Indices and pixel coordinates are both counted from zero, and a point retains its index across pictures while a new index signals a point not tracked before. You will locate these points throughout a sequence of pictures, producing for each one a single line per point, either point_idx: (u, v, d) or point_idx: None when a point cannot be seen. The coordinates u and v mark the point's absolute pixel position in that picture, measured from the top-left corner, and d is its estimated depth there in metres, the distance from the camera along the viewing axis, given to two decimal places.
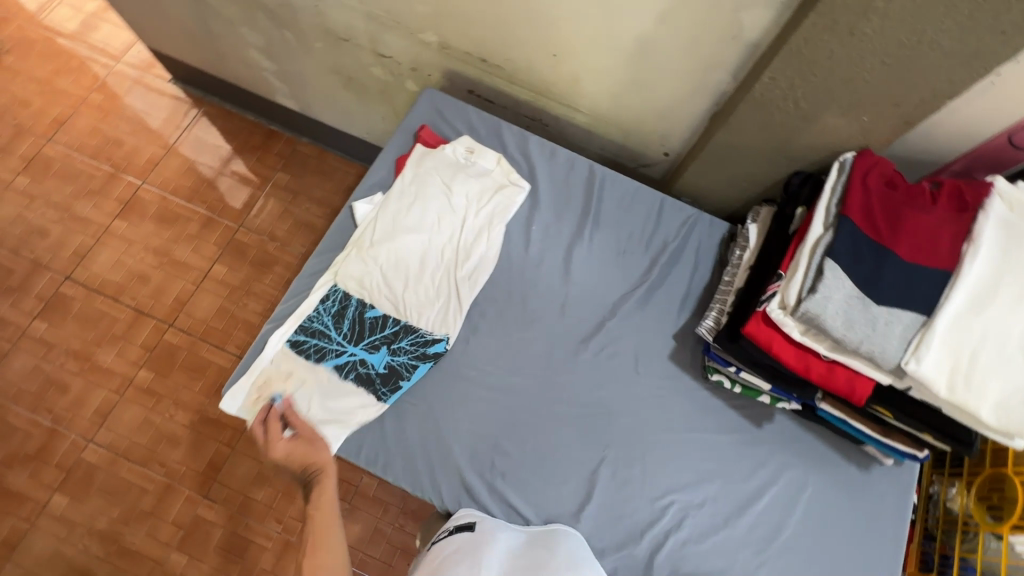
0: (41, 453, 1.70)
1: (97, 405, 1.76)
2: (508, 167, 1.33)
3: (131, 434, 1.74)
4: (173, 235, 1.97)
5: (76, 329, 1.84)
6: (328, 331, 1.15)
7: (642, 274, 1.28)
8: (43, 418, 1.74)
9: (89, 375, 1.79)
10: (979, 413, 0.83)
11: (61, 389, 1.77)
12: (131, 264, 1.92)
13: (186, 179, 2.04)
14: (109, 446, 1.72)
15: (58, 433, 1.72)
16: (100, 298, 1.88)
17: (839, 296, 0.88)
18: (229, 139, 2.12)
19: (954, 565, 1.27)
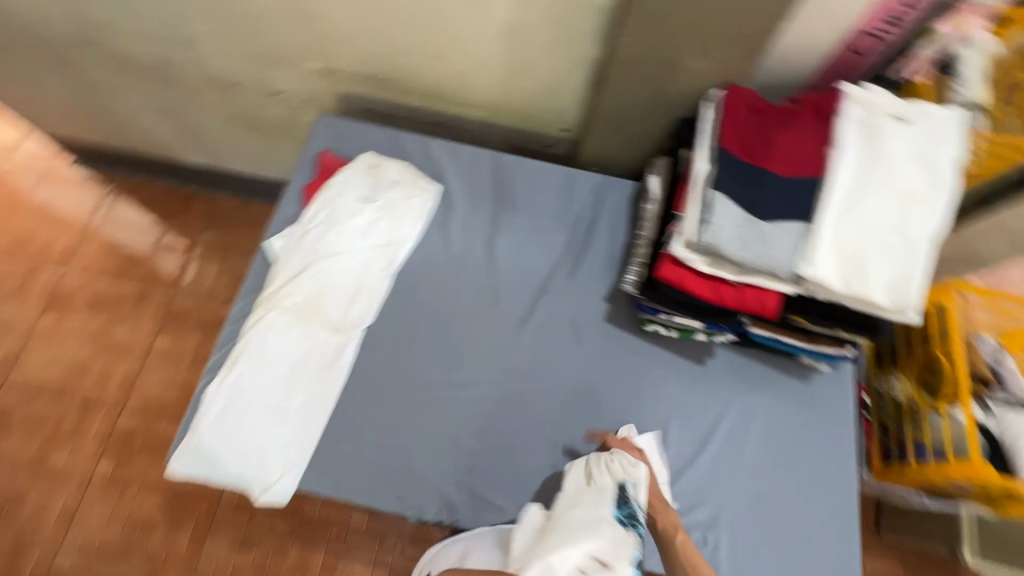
0: (10, 572, 1.61)
1: (60, 508, 1.68)
2: (415, 173, 1.35)
3: (102, 530, 1.66)
4: (107, 318, 1.90)
5: (22, 436, 1.75)
6: (264, 370, 1.14)
7: (565, 247, 1.32)
8: (6, 535, 1.65)
9: (46, 480, 1.71)
10: (872, 297, 0.91)
11: (19, 501, 1.68)
12: (68, 357, 1.85)
13: (108, 259, 1.97)
14: (82, 547, 1.64)
15: (25, 546, 1.64)
16: (41, 399, 1.80)
17: (729, 222, 0.94)
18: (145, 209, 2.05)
19: (908, 450, 1.35)
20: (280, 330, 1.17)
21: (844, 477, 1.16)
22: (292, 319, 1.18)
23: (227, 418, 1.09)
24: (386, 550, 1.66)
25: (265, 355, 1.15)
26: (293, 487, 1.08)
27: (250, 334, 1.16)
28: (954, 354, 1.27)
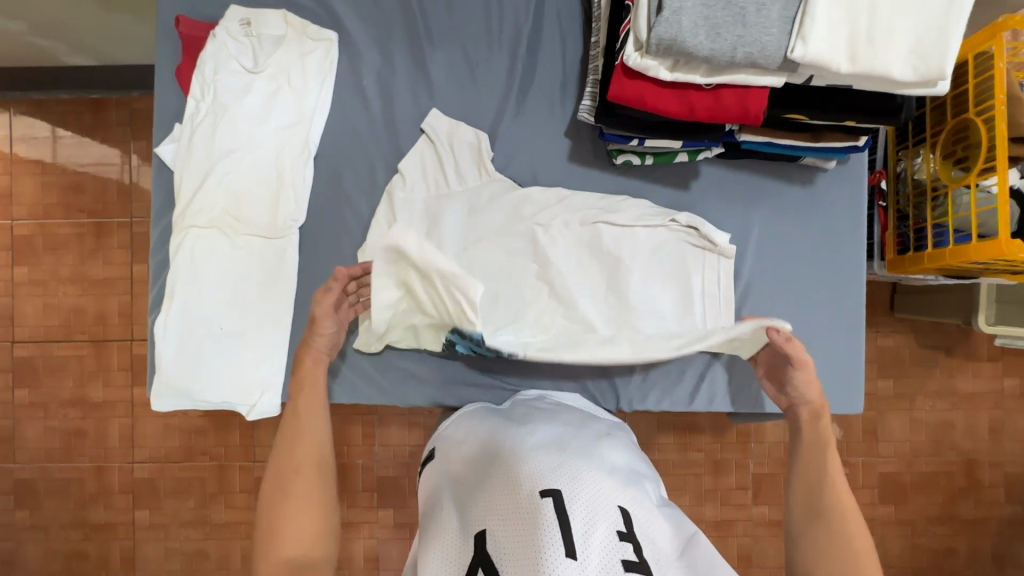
0: (102, 488, 1.75)
1: (119, 431, 1.75)
2: (301, 22, 1.05)
3: (163, 442, 1.75)
4: (76, 257, 1.72)
5: (54, 381, 1.74)
6: (207, 297, 1.04)
7: (507, 80, 1.07)
8: (83, 462, 1.75)
9: (94, 413, 1.75)
10: (891, 74, 0.68)
11: (82, 433, 1.75)
12: (60, 302, 1.73)
13: (50, 197, 1.72)
14: (152, 459, 1.75)
15: (104, 467, 1.75)
16: (55, 345, 1.74)
17: (693, 2, 0.69)
18: (67, 126, 1.71)
19: (928, 235, 1.21)
20: (207, 250, 1.04)
21: (849, 279, 1.06)
22: (216, 235, 1.04)
23: (188, 352, 1.04)
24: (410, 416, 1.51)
25: (201, 280, 1.04)
26: (278, 403, 1.06)
27: (176, 262, 1.03)
28: (995, 114, 1.04)
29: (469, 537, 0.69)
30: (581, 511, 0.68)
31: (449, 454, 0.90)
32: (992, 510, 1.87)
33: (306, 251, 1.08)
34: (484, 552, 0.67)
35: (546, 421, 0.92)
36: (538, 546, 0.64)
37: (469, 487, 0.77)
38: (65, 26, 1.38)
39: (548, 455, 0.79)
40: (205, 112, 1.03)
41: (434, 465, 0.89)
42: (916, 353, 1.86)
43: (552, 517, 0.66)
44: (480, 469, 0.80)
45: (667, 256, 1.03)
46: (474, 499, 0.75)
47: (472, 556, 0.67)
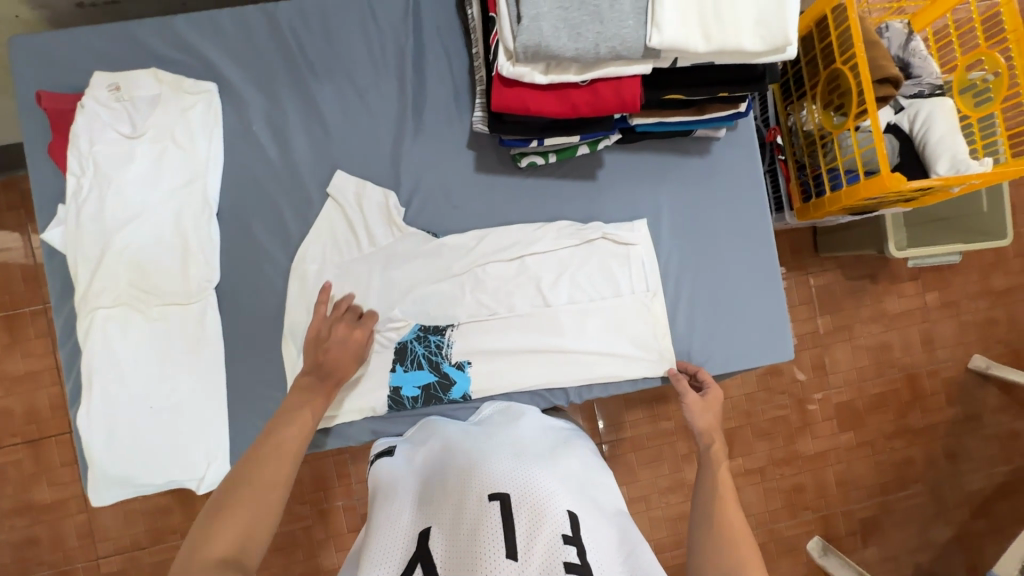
0: None
1: (75, 530, 1.64)
2: (175, 77, 1.01)
3: (125, 530, 1.66)
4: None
5: None
6: (129, 378, 0.99)
7: (399, 101, 1.06)
8: (41, 571, 1.63)
9: (42, 517, 1.63)
10: (742, 48, 0.72)
11: (33, 542, 1.63)
12: None
13: None
14: (116, 551, 1.65)
15: (65, 571, 1.64)
16: None
17: (548, 7, 0.70)
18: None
19: (825, 180, 1.29)
20: (120, 328, 0.99)
21: (760, 234, 1.12)
22: (126, 312, 0.99)
23: (119, 439, 0.99)
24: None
25: (119, 362, 0.99)
26: (229, 469, 1.03)
27: (88, 348, 0.98)
28: (857, 61, 1.11)
29: (418, 537, 0.72)
30: (527, 517, 0.69)
31: (411, 459, 0.91)
32: (937, 416, 2.02)
33: (226, 310, 1.04)
34: (428, 551, 0.70)
35: (509, 428, 0.93)
36: (478, 549, 0.65)
37: (426, 490, 0.80)
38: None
39: (505, 457, 0.80)
40: (88, 187, 0.98)
41: (392, 466, 0.90)
42: (845, 286, 1.98)
43: (497, 520, 0.68)
44: (439, 472, 0.81)
45: (591, 256, 1.07)
46: (429, 502, 0.77)
47: (416, 552, 0.70)
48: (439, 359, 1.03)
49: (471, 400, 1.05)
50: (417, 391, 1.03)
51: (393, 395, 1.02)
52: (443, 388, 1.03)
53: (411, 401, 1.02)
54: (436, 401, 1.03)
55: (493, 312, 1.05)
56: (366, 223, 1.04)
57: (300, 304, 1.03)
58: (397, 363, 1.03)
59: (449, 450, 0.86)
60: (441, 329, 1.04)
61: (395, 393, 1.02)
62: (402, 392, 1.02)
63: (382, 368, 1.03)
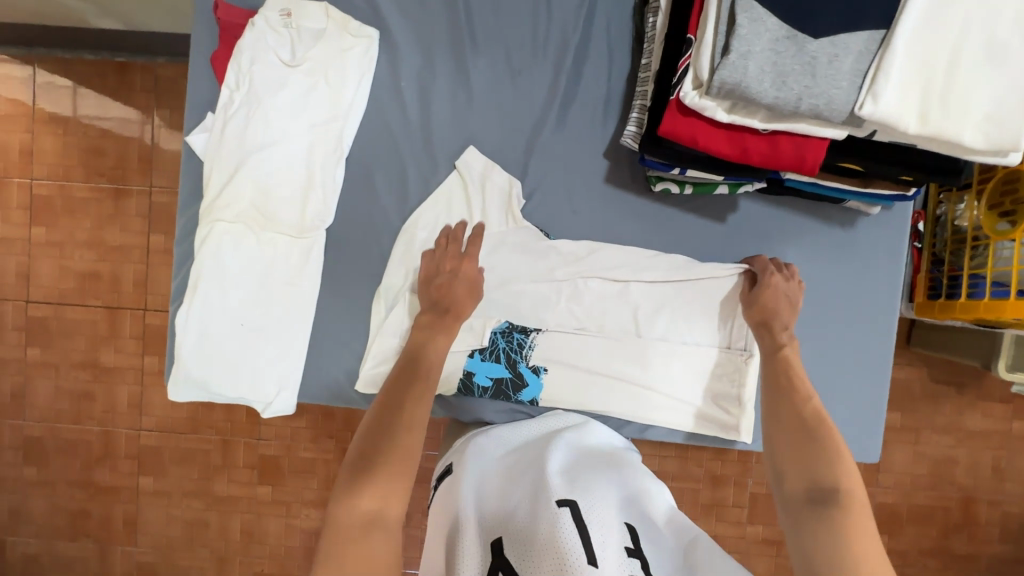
0: (108, 452, 1.78)
1: (128, 398, 1.77)
2: (343, 16, 1.02)
3: (170, 412, 1.77)
4: (93, 222, 1.72)
5: (67, 344, 1.75)
6: (229, 292, 1.03)
7: (548, 92, 1.03)
8: (92, 424, 1.78)
9: (105, 378, 1.76)
10: (961, 141, 0.65)
11: (92, 397, 1.77)
12: (76, 266, 1.73)
13: (71, 158, 1.70)
14: (158, 427, 1.77)
15: (111, 431, 1.78)
16: (68, 308, 1.74)
17: (762, 47, 0.65)
18: (91, 87, 1.68)
19: (962, 284, 1.18)
20: (232, 244, 1.03)
21: (879, 325, 1.05)
22: (241, 230, 1.03)
23: (207, 345, 1.03)
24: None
25: (224, 275, 1.03)
26: (294, 401, 1.07)
27: (201, 254, 1.02)
28: None
29: (491, 548, 0.69)
30: (596, 526, 0.69)
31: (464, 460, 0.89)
32: (984, 548, 1.88)
33: (331, 252, 1.06)
34: (504, 561, 0.67)
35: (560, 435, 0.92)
36: (557, 555, 0.64)
37: (485, 497, 0.78)
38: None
39: (566, 470, 0.80)
40: (238, 103, 1.01)
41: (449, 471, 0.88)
42: (927, 388, 1.85)
43: (570, 526, 0.67)
44: (497, 484, 0.81)
45: (696, 299, 1.03)
46: (492, 510, 0.75)
47: (492, 565, 0.67)
48: (517, 356, 1.03)
49: (535, 406, 1.04)
50: (488, 383, 1.03)
51: (465, 379, 1.03)
52: (514, 386, 1.03)
53: (480, 391, 1.03)
54: (503, 397, 1.03)
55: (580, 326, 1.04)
56: (484, 205, 1.03)
57: (401, 267, 1.04)
58: (476, 350, 1.02)
59: (505, 466, 0.85)
60: (527, 329, 1.03)
61: (467, 379, 1.03)
62: (473, 380, 1.03)
63: (460, 351, 1.03)
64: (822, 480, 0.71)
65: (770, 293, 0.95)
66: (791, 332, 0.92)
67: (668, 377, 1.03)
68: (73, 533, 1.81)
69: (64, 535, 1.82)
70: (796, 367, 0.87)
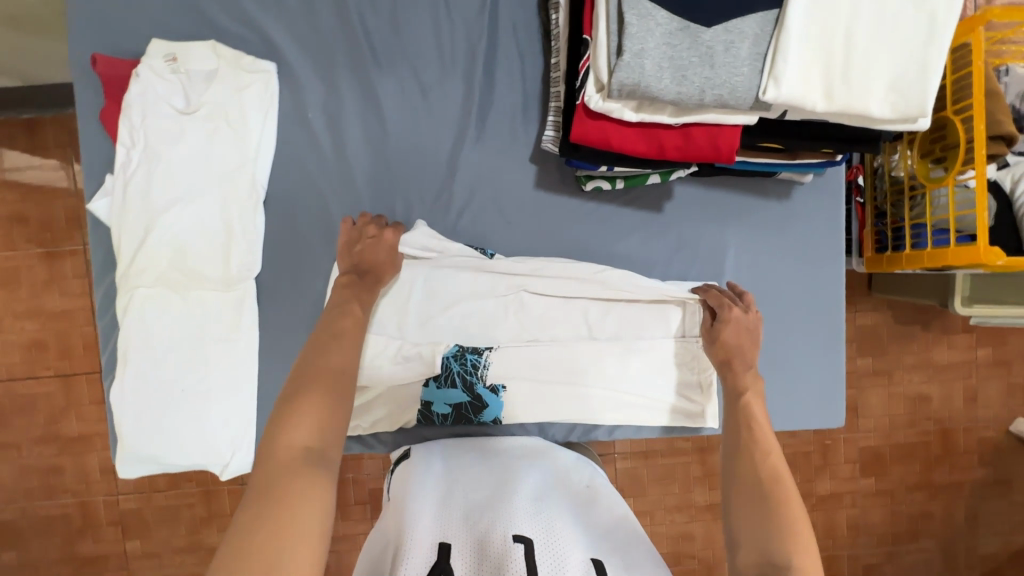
0: (88, 523, 1.72)
1: (99, 465, 1.71)
2: (234, 52, 0.96)
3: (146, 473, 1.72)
4: (29, 291, 1.63)
5: (24, 421, 1.68)
6: (163, 359, 0.98)
7: (464, 104, 0.99)
8: (66, 498, 1.71)
9: (71, 449, 1.70)
10: (868, 113, 0.63)
11: (60, 470, 1.70)
12: (18, 340, 1.65)
13: None
14: (137, 490, 1.72)
15: (88, 501, 1.72)
16: (18, 384, 1.66)
17: (655, 43, 0.62)
18: (4, 146, 1.59)
19: (906, 235, 1.19)
20: (157, 308, 0.98)
21: (828, 291, 1.05)
22: (165, 293, 0.97)
23: (149, 417, 0.98)
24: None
25: (154, 342, 0.98)
26: (252, 458, 1.03)
27: (125, 325, 0.96)
28: (973, 114, 1.00)
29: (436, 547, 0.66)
30: (551, 555, 0.65)
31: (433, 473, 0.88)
32: (966, 474, 1.94)
33: (265, 300, 1.02)
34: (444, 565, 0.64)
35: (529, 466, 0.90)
36: None
37: (446, 505, 0.77)
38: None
39: (534, 499, 0.77)
40: (137, 161, 0.94)
41: (413, 479, 0.86)
42: (894, 330, 1.88)
43: (523, 556, 0.64)
44: (461, 496, 0.79)
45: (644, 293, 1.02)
46: (450, 518, 0.73)
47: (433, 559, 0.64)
48: (472, 378, 1.00)
49: (500, 425, 1.02)
50: (448, 409, 1.00)
51: (423, 410, 1.00)
52: (475, 409, 1.00)
53: (441, 417, 1.01)
54: (465, 421, 1.01)
55: (533, 337, 1.01)
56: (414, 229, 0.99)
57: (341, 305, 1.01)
58: (431, 378, 0.99)
59: (470, 480, 0.84)
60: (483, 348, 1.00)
61: (426, 409, 1.00)
62: (432, 408, 1.00)
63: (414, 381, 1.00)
64: (775, 554, 0.65)
65: (733, 330, 0.91)
66: (753, 372, 0.88)
67: (630, 376, 1.02)
68: None
69: None
70: (758, 415, 0.82)
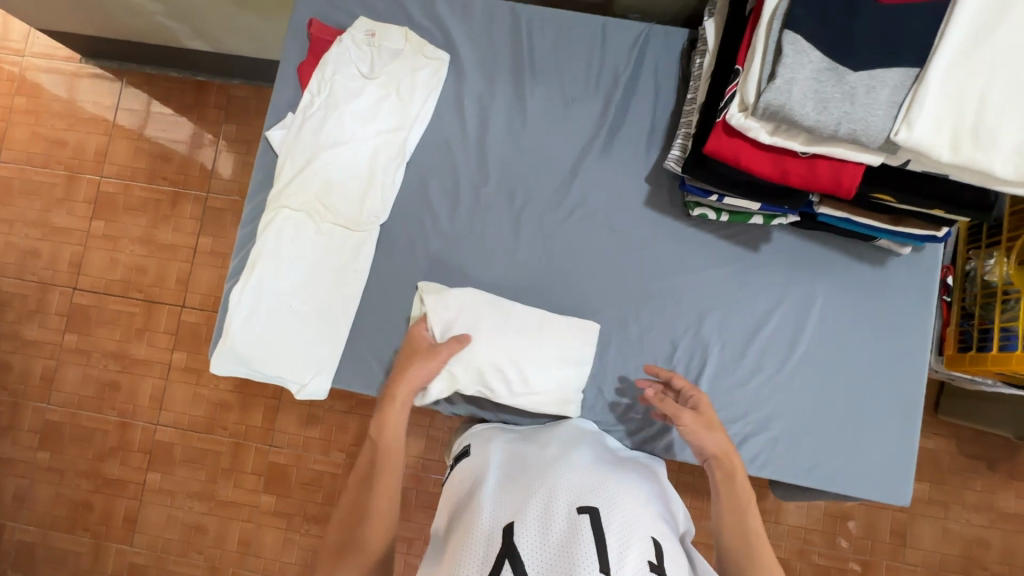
0: (121, 444, 1.76)
1: (150, 392, 1.76)
2: (420, 41, 1.14)
3: (189, 410, 1.75)
4: (150, 220, 1.80)
5: (102, 332, 1.78)
6: (284, 275, 1.09)
7: (597, 120, 1.13)
8: (110, 414, 1.76)
9: (132, 369, 1.77)
10: (991, 170, 0.70)
11: (115, 387, 1.77)
12: (125, 260, 1.80)
13: (140, 161, 1.82)
14: (175, 424, 1.75)
15: (128, 424, 1.76)
16: (111, 299, 1.79)
17: (805, 74, 0.72)
18: (163, 103, 1.83)
19: (993, 337, 1.18)
20: (293, 229, 1.10)
21: (911, 365, 1.06)
22: (303, 218, 1.10)
23: (255, 323, 1.08)
24: (436, 427, 1.55)
25: (280, 257, 1.09)
26: (328, 386, 1.09)
27: (263, 237, 1.09)
28: None
29: (503, 531, 0.71)
30: (614, 535, 0.69)
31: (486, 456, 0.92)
32: None
33: (381, 247, 1.12)
34: (514, 550, 0.68)
35: (579, 447, 0.92)
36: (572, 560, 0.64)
37: (503, 491, 0.79)
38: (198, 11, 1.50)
39: (586, 473, 0.81)
40: (317, 106, 1.12)
41: (469, 463, 0.91)
42: (958, 462, 1.64)
43: (589, 530, 0.68)
44: (516, 479, 0.82)
45: (723, 326, 1.08)
46: (508, 499, 0.77)
47: (502, 550, 0.68)
48: None
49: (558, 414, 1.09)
50: None
51: None
52: None
53: None
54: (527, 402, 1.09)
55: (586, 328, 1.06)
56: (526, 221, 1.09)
57: (448, 265, 1.12)
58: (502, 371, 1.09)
59: (523, 464, 0.86)
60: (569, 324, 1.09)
61: None
62: None
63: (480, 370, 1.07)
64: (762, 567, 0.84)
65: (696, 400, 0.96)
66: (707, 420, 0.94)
67: None
68: (72, 526, 1.75)
69: (60, 527, 1.75)
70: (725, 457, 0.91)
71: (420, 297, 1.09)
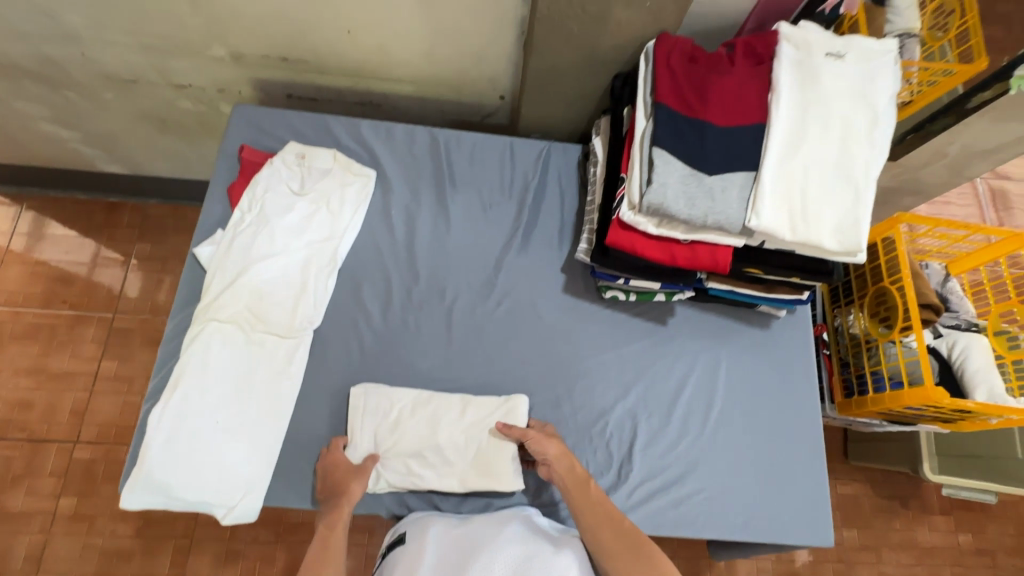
0: None
1: (25, 551, 1.50)
2: (347, 160, 1.25)
3: (75, 567, 1.50)
4: (42, 349, 1.65)
5: None
6: (210, 390, 1.05)
7: (513, 221, 1.27)
8: None
9: (3, 525, 1.51)
10: (822, 243, 0.90)
11: None
12: (8, 395, 1.61)
13: (35, 286, 1.71)
14: None
15: None
16: None
17: (674, 180, 0.90)
18: (67, 226, 1.77)
19: (868, 381, 1.38)
20: (221, 341, 1.08)
21: (807, 412, 1.20)
22: (232, 330, 1.09)
23: (175, 444, 1.01)
24: (377, 543, 1.45)
25: (206, 372, 1.06)
26: (257, 506, 1.03)
27: (187, 353, 1.06)
28: (905, 286, 1.27)
29: None
30: None
31: (417, 542, 0.90)
32: None
33: (314, 351, 1.13)
34: None
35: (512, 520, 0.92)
36: None
37: None
38: (118, 137, 1.53)
39: (518, 556, 0.81)
40: (247, 222, 1.16)
41: (401, 556, 0.89)
42: (872, 503, 1.79)
43: None
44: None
45: (646, 395, 1.17)
46: None
47: None
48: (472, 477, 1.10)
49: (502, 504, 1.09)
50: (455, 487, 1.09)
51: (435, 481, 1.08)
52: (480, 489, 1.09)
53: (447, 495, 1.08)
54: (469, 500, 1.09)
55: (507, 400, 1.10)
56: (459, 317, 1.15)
57: (383, 363, 1.14)
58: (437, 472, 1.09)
59: (456, 552, 0.85)
60: None
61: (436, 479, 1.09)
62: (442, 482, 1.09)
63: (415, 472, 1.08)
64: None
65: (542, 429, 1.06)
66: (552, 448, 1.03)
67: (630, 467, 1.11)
68: None
69: None
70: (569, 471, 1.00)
71: (354, 403, 1.08)
